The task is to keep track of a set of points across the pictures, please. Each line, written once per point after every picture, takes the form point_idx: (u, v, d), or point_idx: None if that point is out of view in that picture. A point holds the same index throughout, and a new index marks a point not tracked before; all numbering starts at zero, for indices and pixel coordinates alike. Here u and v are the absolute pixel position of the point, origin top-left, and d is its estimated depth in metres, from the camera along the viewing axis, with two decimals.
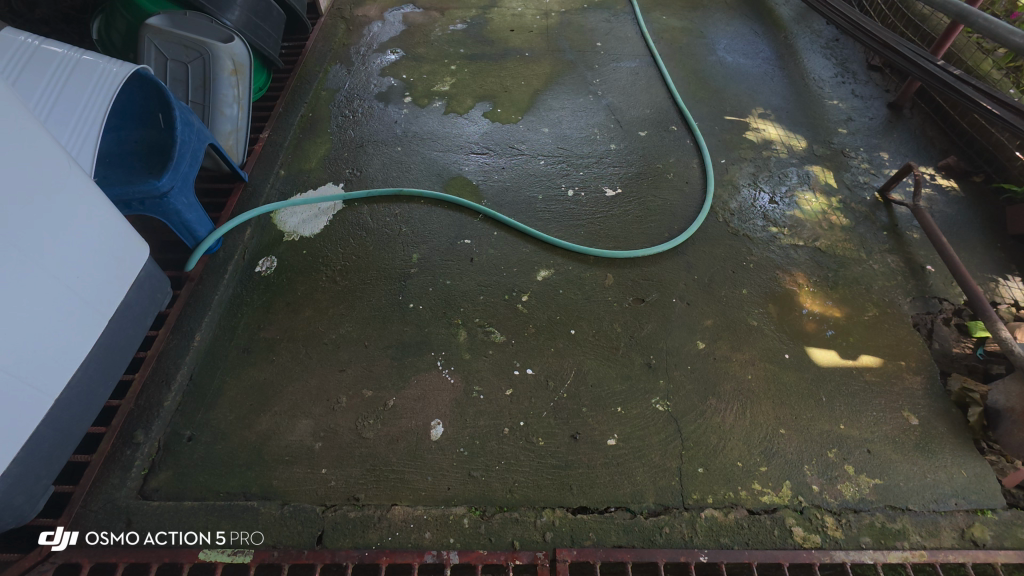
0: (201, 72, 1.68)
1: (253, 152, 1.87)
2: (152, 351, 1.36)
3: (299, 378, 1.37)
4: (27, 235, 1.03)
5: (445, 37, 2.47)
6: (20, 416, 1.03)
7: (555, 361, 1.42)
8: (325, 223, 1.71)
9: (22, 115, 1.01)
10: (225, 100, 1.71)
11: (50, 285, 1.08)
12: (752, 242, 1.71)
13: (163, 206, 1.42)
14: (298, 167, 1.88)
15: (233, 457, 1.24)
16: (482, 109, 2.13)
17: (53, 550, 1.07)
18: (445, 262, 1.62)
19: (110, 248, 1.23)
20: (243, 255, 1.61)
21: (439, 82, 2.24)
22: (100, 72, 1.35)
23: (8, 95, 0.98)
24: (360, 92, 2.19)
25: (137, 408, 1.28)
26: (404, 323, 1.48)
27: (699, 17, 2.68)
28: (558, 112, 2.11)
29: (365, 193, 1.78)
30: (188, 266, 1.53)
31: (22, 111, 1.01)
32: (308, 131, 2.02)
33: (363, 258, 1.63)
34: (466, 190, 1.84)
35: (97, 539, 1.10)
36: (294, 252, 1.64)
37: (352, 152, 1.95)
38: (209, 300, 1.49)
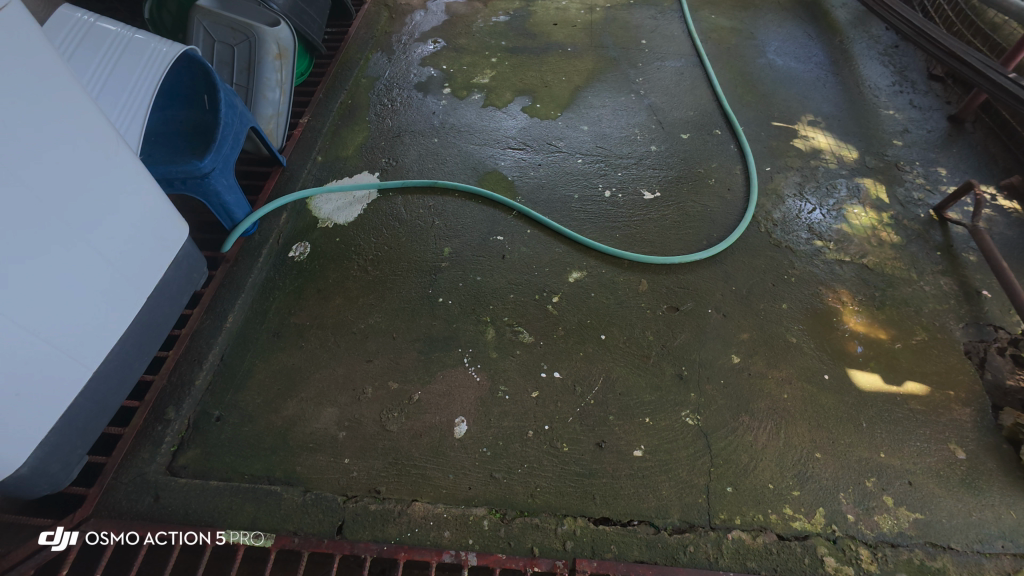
0: (247, 55, 1.69)
1: (292, 137, 1.88)
2: (186, 330, 1.39)
3: (327, 366, 1.37)
4: (72, 209, 1.04)
5: (487, 29, 2.45)
6: (60, 386, 1.06)
7: (583, 366, 1.39)
8: (359, 212, 1.71)
9: (72, 89, 1.01)
10: (268, 84, 1.70)
11: (91, 260, 1.09)
12: (795, 255, 1.64)
13: (204, 187, 1.44)
14: (335, 153, 1.88)
15: (259, 440, 1.25)
16: (521, 103, 2.10)
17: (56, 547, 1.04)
18: (476, 258, 1.60)
19: (154, 226, 1.25)
20: (277, 239, 1.62)
21: (479, 74, 2.22)
22: (150, 52, 1.37)
23: (64, 70, 1.00)
24: (400, 81, 2.18)
25: (170, 385, 1.30)
26: (432, 317, 1.47)
27: (750, 17, 2.59)
28: (598, 110, 2.07)
29: (400, 183, 1.78)
30: (224, 247, 1.55)
31: (72, 84, 1.02)
32: (346, 118, 2.02)
33: (395, 249, 1.62)
34: (500, 185, 1.81)
35: (97, 539, 1.08)
36: (327, 239, 1.64)
37: (389, 141, 1.94)
38: (243, 282, 1.50)
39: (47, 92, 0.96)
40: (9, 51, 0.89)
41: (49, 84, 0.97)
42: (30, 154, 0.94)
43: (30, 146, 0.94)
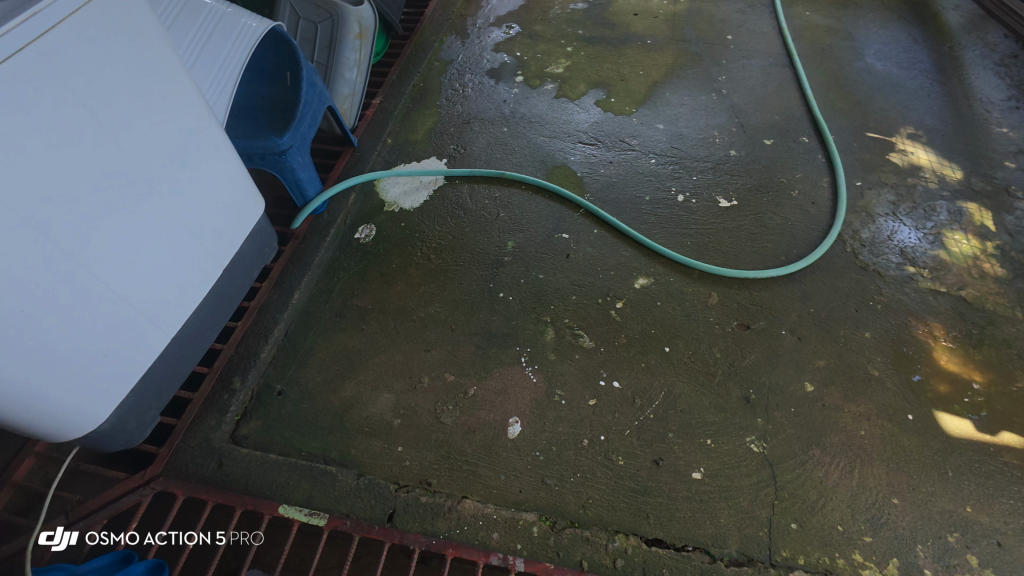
0: (329, 33, 1.69)
1: (365, 118, 1.88)
2: (255, 303, 1.42)
3: (385, 351, 1.38)
4: (161, 180, 1.06)
5: (564, 16, 2.37)
6: (141, 349, 1.11)
7: (644, 378, 1.34)
8: (425, 198, 1.70)
9: (170, 61, 1.03)
10: (347, 63, 1.71)
11: (176, 230, 1.13)
12: (882, 280, 1.52)
13: (281, 163, 1.46)
14: (405, 137, 1.88)
15: (318, 418, 1.27)
16: (595, 96, 2.03)
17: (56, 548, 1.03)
18: (540, 255, 1.57)
19: (234, 198, 1.28)
20: (345, 219, 1.63)
21: (554, 64, 2.16)
22: (241, 27, 1.39)
23: (164, 41, 1.01)
24: (473, 66, 2.15)
25: (237, 355, 1.34)
26: (492, 312, 1.45)
27: (848, 16, 2.39)
28: (676, 108, 1.97)
29: (467, 171, 1.75)
30: (295, 224, 1.58)
31: (171, 56, 1.03)
32: (418, 101, 2.00)
33: (458, 238, 1.60)
34: (568, 181, 1.76)
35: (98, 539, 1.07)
36: (392, 223, 1.64)
37: (459, 128, 1.92)
38: (310, 260, 1.52)
39: (147, 63, 0.98)
40: (115, 22, 0.91)
41: (150, 55, 0.98)
42: (128, 125, 0.96)
43: (128, 116, 0.96)
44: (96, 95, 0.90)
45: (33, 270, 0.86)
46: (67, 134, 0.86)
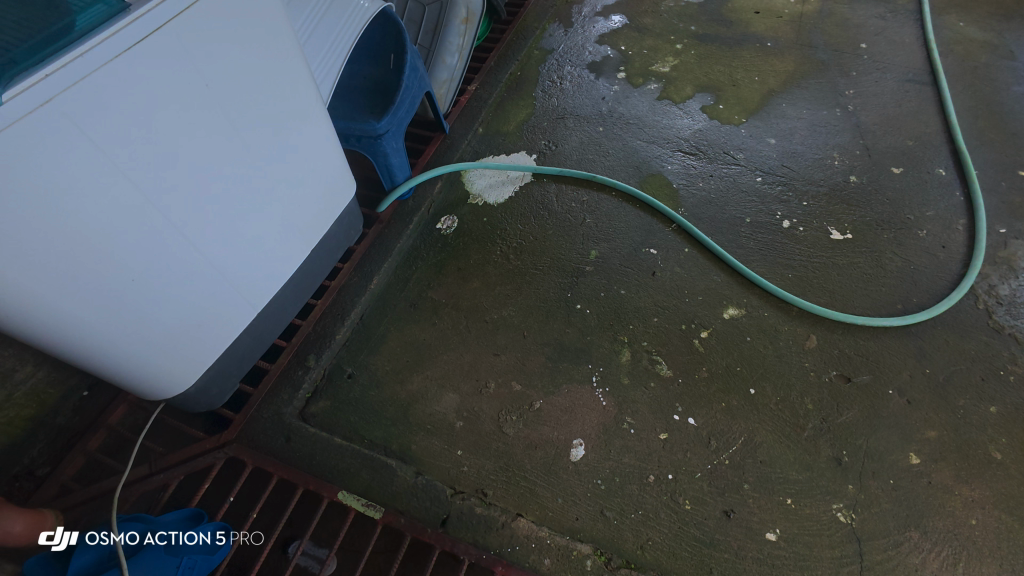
0: (436, 16, 1.66)
1: (459, 104, 1.85)
2: (336, 283, 1.45)
3: (455, 349, 1.36)
4: (266, 161, 1.08)
5: (677, 9, 2.21)
6: (231, 320, 1.15)
7: (723, 419, 1.24)
8: (510, 194, 1.66)
9: (289, 44, 1.03)
10: (449, 48, 1.68)
11: (274, 210, 1.15)
12: (1020, 347, 1.32)
13: (375, 147, 1.46)
14: (497, 127, 1.83)
15: (383, 408, 1.28)
16: (701, 101, 1.88)
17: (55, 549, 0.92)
18: (624, 269, 1.48)
19: (329, 179, 1.29)
20: (429, 208, 1.62)
21: (660, 61, 2.02)
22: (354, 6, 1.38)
23: (284, 22, 1.00)
24: (573, 58, 2.06)
25: (314, 333, 1.37)
26: (566, 324, 1.39)
27: (1012, 29, 2.07)
28: (791, 122, 1.80)
29: (556, 171, 1.68)
30: (380, 207, 1.58)
31: (290, 39, 1.03)
32: (513, 91, 1.95)
33: (540, 241, 1.55)
34: (663, 191, 1.65)
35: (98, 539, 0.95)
36: (475, 217, 1.62)
37: (552, 123, 1.85)
38: (391, 246, 1.52)
39: (268, 46, 0.98)
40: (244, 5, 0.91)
41: (271, 39, 0.98)
42: (242, 106, 0.97)
43: (243, 98, 0.97)
44: (219, 78, 0.91)
45: (147, 243, 0.90)
46: (189, 116, 0.88)
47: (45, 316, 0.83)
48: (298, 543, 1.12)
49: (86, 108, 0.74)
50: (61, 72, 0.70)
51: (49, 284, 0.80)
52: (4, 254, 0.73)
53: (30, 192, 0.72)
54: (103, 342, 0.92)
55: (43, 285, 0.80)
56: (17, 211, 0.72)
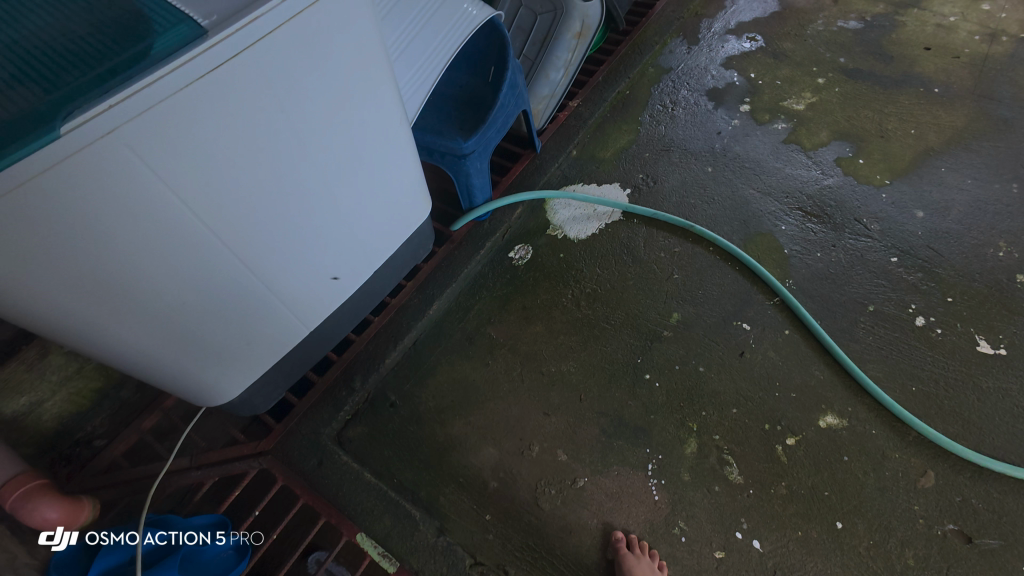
0: (547, 27, 1.52)
1: (556, 121, 1.71)
2: (395, 302, 1.39)
3: (503, 399, 1.27)
4: (341, 188, 1.00)
5: (826, 35, 1.91)
6: (281, 339, 1.12)
7: (795, 552, 1.05)
8: (594, 231, 1.51)
9: (381, 62, 0.91)
10: (555, 63, 1.53)
11: (341, 234, 1.08)
12: None
13: (458, 166, 1.37)
14: (592, 152, 1.68)
15: (419, 448, 1.22)
16: (837, 151, 1.61)
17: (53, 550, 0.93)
18: (707, 342, 1.30)
19: (403, 200, 1.21)
20: (504, 233, 1.51)
21: (794, 96, 1.75)
22: (461, 15, 1.29)
23: (380, 42, 0.89)
24: (692, 81, 1.84)
25: (365, 352, 1.33)
26: (630, 395, 1.25)
27: None
28: (950, 193, 1.48)
29: (650, 212, 1.51)
30: (454, 226, 1.50)
31: (383, 55, 0.91)
32: (617, 113, 1.77)
33: (617, 291, 1.40)
34: (771, 255, 1.42)
35: (97, 539, 0.97)
36: (551, 251, 1.49)
37: (655, 155, 1.66)
38: (458, 271, 1.44)
39: (358, 65, 0.87)
40: (339, 23, 0.79)
41: (363, 57, 0.87)
42: (321, 133, 0.88)
43: (324, 124, 0.88)
44: (301, 105, 0.82)
45: (202, 267, 0.85)
46: (261, 146, 0.80)
47: (90, 330, 0.82)
48: (324, 558, 1.09)
49: (150, 138, 0.67)
50: (125, 104, 0.63)
51: (97, 302, 0.78)
52: (52, 275, 0.71)
53: (81, 225, 0.68)
54: (146, 354, 0.91)
55: (92, 303, 0.77)
56: (66, 240, 0.68)
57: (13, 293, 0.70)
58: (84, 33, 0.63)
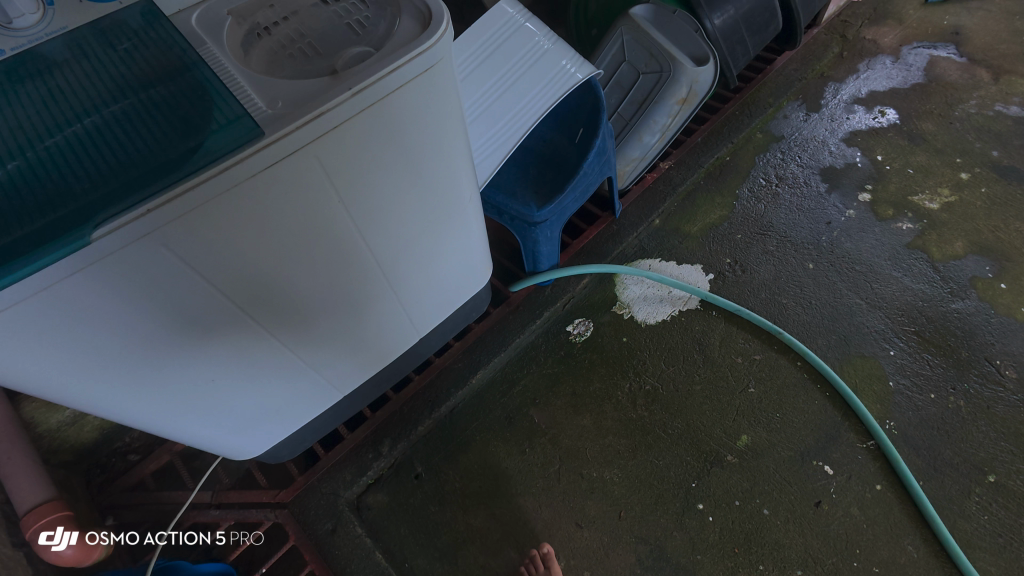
0: (649, 88, 1.36)
1: (643, 183, 1.57)
2: (439, 363, 1.31)
3: (535, 497, 1.16)
4: (395, 267, 0.92)
5: (978, 120, 1.64)
6: (312, 402, 1.06)
7: None
8: (664, 318, 1.37)
9: (456, 145, 0.83)
10: (652, 128, 1.38)
11: (389, 308, 1.00)
12: None
13: (527, 231, 1.25)
14: (677, 224, 1.53)
15: (436, 534, 1.14)
16: (974, 266, 1.36)
17: (52, 550, 0.91)
18: (778, 478, 1.13)
19: (462, 272, 1.12)
20: (565, 304, 1.40)
21: (927, 190, 1.51)
22: (558, 72, 1.17)
23: (456, 124, 0.80)
24: (805, 156, 1.63)
25: (399, 413, 1.26)
26: (677, 524, 1.10)
27: None
28: None
29: (733, 307, 1.34)
30: (514, 287, 1.40)
31: (459, 137, 0.82)
32: (712, 181, 1.60)
33: (681, 395, 1.25)
34: (870, 385, 1.22)
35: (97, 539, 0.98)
36: (614, 333, 1.36)
37: (748, 237, 1.48)
38: (510, 339, 1.34)
39: (429, 149, 0.78)
40: (414, 111, 0.71)
41: (436, 143, 0.78)
42: (380, 218, 0.80)
43: (384, 209, 0.79)
44: (359, 193, 0.74)
45: (235, 348, 0.79)
46: (312, 235, 0.73)
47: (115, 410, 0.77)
48: None
49: (187, 234, 0.61)
50: (162, 205, 0.56)
51: (116, 386, 0.72)
52: (74, 365, 0.66)
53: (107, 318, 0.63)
54: (170, 427, 0.86)
55: (114, 387, 0.72)
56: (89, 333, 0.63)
57: (35, 381, 0.66)
58: (137, 127, 0.58)
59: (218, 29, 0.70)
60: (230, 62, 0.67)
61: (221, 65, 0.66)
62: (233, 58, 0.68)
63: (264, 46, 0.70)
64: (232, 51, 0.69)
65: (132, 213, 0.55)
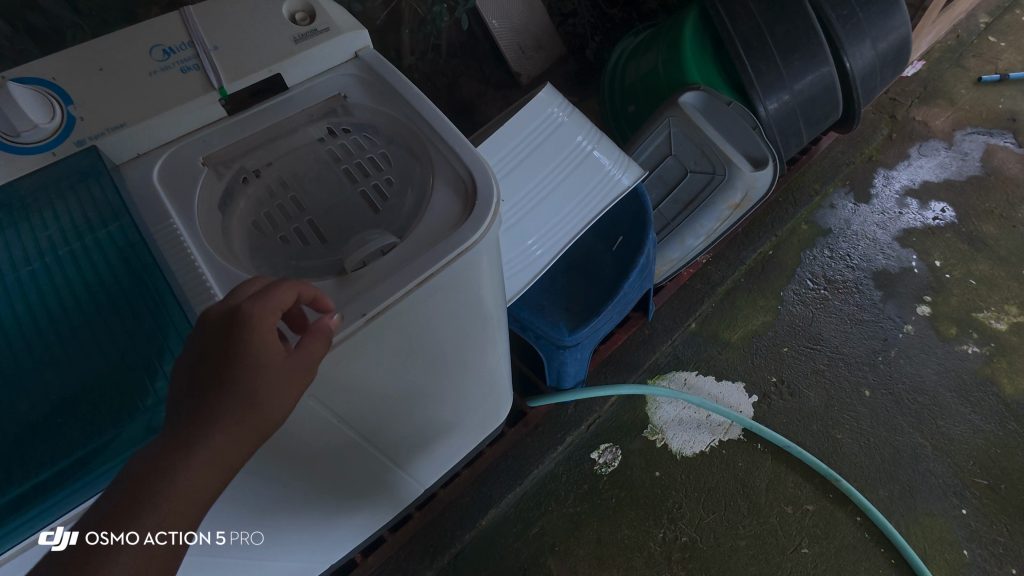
0: (698, 188, 1.20)
1: (677, 280, 1.39)
2: (444, 498, 1.13)
3: None
4: (402, 441, 0.74)
5: None
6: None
7: None
8: (702, 448, 1.20)
9: (492, 318, 0.66)
10: (696, 230, 1.23)
11: (392, 474, 0.82)
12: None
13: (554, 352, 1.08)
14: (715, 330, 1.36)
15: None
16: None
17: None
18: None
19: (481, 418, 0.94)
20: (590, 425, 1.22)
21: (993, 307, 1.36)
22: (598, 183, 1.04)
23: (494, 297, 0.63)
24: (855, 254, 1.48)
25: (395, 560, 1.07)
26: None
27: None
28: None
29: (784, 443, 1.17)
30: (532, 401, 1.21)
31: (496, 309, 0.66)
32: (754, 279, 1.44)
33: (723, 552, 1.08)
34: (940, 551, 1.06)
35: None
36: (645, 463, 1.19)
37: (796, 351, 1.32)
38: (526, 468, 1.16)
39: (459, 333, 0.61)
40: (445, 311, 0.55)
41: (468, 328, 0.62)
42: (390, 408, 0.63)
43: (396, 400, 0.63)
44: (366, 396, 0.57)
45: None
46: (300, 448, 0.56)
47: None
48: None
49: None
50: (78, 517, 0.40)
51: None
52: None
53: None
54: None
55: None
56: None
57: None
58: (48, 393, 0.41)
59: (184, 185, 0.53)
60: (200, 238, 0.50)
61: (188, 248, 0.49)
62: (203, 228, 0.51)
63: (251, 213, 0.54)
64: (203, 217, 0.52)
65: (27, 539, 0.39)
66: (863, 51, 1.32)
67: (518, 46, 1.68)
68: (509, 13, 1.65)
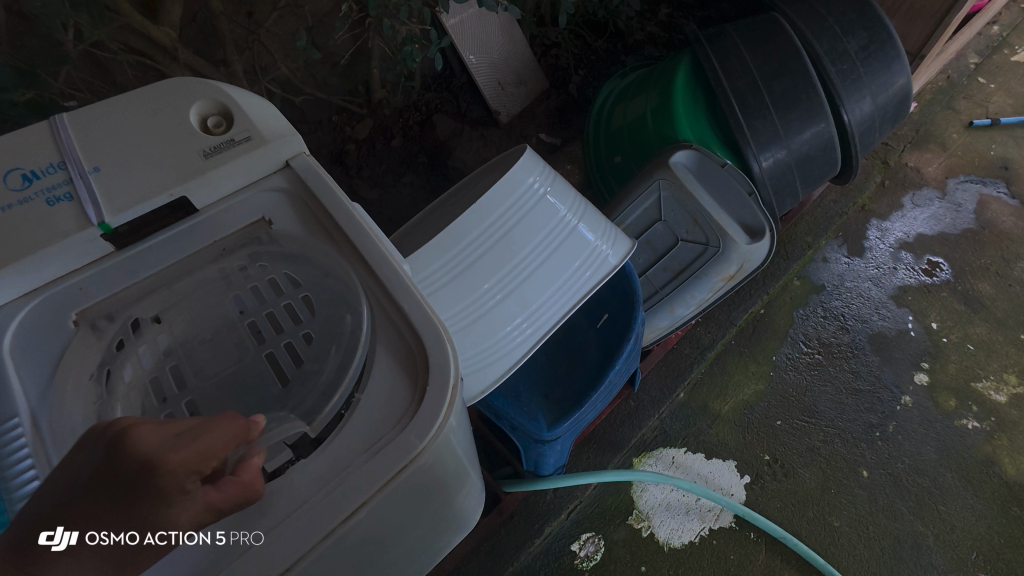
0: (689, 258, 1.11)
1: (664, 345, 1.28)
2: None
3: None
4: None
5: None
6: None
7: None
8: (692, 538, 1.11)
9: (464, 496, 0.52)
10: (687, 301, 1.13)
11: None
12: None
13: (531, 444, 0.95)
14: (704, 400, 1.27)
15: None
16: None
17: None
18: None
19: None
20: (570, 513, 1.13)
21: (992, 376, 1.31)
22: (584, 261, 0.93)
23: (464, 477, 0.50)
24: (850, 314, 1.40)
25: None
26: None
27: None
28: None
29: (779, 533, 1.09)
30: (507, 486, 1.08)
31: (469, 483, 0.53)
32: (745, 342, 1.35)
33: None
34: None
35: None
36: (630, 557, 1.09)
37: (790, 426, 1.24)
38: (501, 566, 1.07)
39: (421, 533, 0.47)
40: (395, 525, 0.42)
41: (442, 517, 0.49)
42: None
43: None
44: None
45: None
46: None
47: None
48: None
49: None
50: None
51: None
52: None
53: None
54: None
55: None
56: None
57: None
58: None
59: (44, 351, 0.42)
60: (57, 439, 0.39)
61: (39, 457, 0.38)
62: (63, 418, 0.40)
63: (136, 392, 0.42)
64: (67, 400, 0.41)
65: None
66: (861, 105, 1.21)
67: (497, 83, 1.56)
68: (488, 48, 1.53)
